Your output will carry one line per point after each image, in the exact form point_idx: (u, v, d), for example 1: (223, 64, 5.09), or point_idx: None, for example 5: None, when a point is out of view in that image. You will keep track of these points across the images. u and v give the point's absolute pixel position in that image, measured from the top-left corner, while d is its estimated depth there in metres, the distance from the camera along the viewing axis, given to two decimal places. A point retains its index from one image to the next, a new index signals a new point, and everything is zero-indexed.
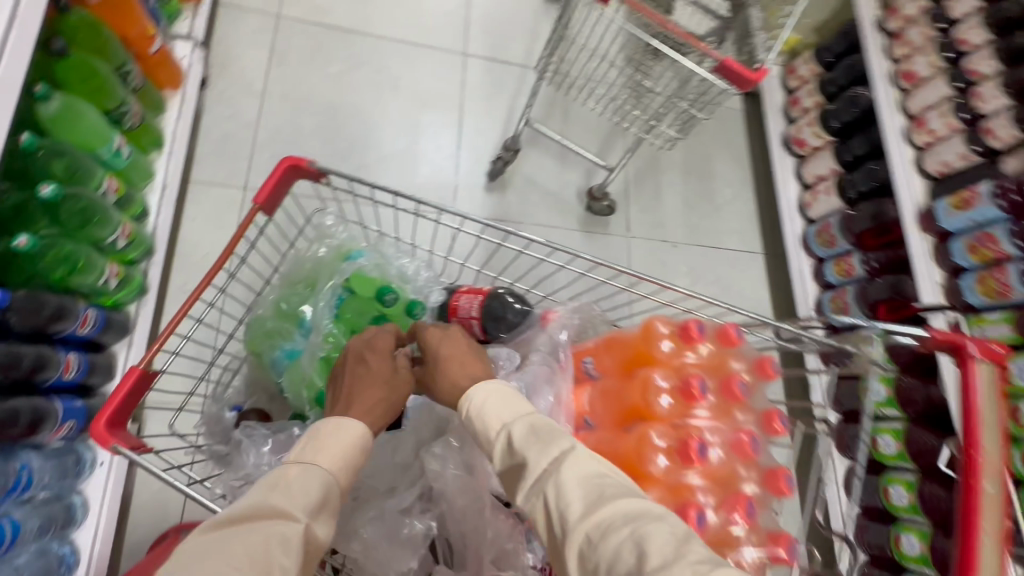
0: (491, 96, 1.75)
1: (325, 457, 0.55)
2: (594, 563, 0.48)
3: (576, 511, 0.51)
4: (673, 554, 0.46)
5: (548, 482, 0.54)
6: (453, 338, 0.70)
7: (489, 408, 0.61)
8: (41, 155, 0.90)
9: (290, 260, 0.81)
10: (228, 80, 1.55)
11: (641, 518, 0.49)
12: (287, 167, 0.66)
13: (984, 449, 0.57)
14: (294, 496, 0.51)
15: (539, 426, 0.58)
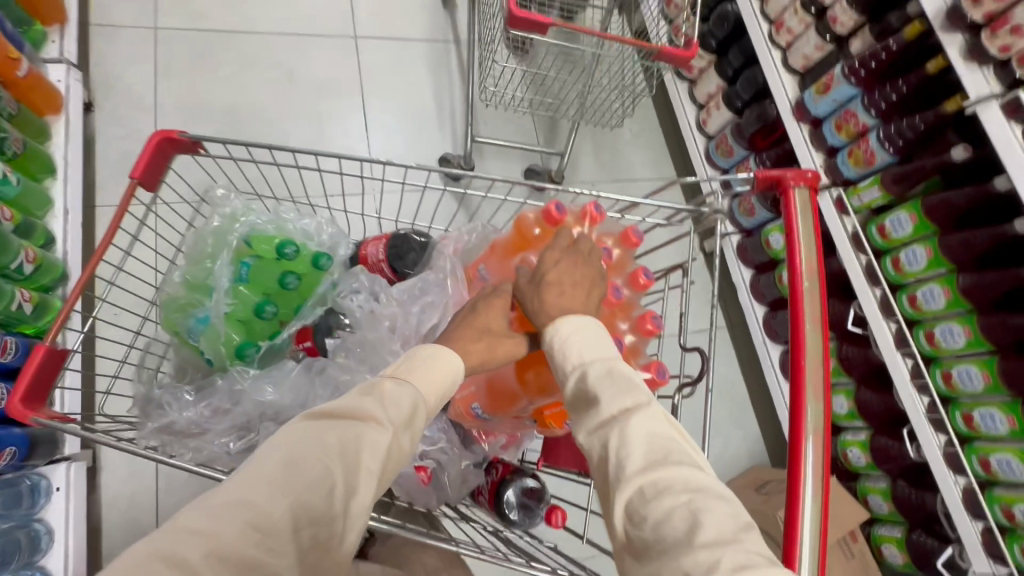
0: (389, 75, 1.77)
1: (421, 384, 0.63)
2: (640, 518, 0.50)
3: (635, 466, 0.52)
4: (730, 534, 0.47)
5: (614, 430, 0.56)
6: (568, 274, 0.72)
7: (570, 346, 0.63)
8: None
9: (189, 238, 0.82)
10: (118, 103, 1.53)
11: (704, 495, 0.49)
12: (160, 141, 0.70)
13: (803, 257, 0.65)
14: (392, 409, 0.59)
15: (616, 372, 0.60)
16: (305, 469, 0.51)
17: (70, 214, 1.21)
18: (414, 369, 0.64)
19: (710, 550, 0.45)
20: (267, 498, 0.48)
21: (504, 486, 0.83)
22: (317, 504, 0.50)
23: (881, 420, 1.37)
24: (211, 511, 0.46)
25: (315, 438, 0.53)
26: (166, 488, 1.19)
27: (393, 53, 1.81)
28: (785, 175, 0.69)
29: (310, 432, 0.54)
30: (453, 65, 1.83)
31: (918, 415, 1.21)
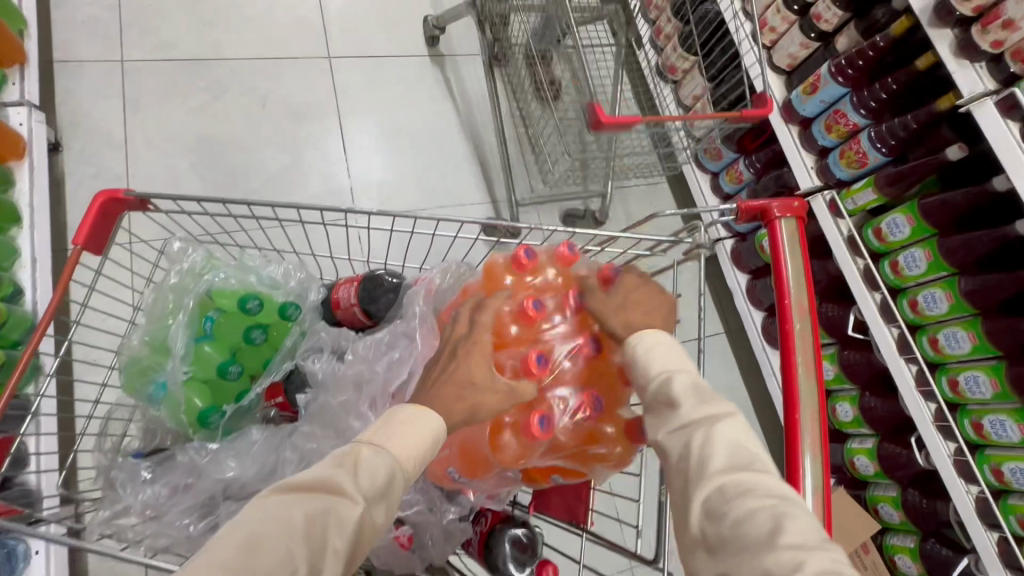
0: (365, 94, 1.73)
1: (399, 448, 0.58)
2: (720, 521, 0.49)
3: (718, 465, 0.53)
4: (807, 540, 0.45)
5: (699, 432, 0.55)
6: (633, 298, 0.72)
7: (646, 354, 0.64)
8: None
9: (148, 295, 0.80)
10: (87, 140, 1.49)
11: (792, 508, 0.48)
12: (103, 203, 0.67)
13: (793, 294, 0.61)
14: (377, 477, 0.55)
15: (701, 387, 0.60)
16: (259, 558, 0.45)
17: (37, 263, 1.17)
18: (390, 434, 0.58)
19: (794, 551, 0.44)
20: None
21: (494, 538, 0.80)
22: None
23: (883, 425, 1.33)
24: None
25: (277, 519, 0.48)
26: None
27: (368, 72, 1.77)
28: (770, 205, 0.65)
29: (279, 506, 0.49)
30: (430, 80, 1.78)
31: (924, 424, 1.17)
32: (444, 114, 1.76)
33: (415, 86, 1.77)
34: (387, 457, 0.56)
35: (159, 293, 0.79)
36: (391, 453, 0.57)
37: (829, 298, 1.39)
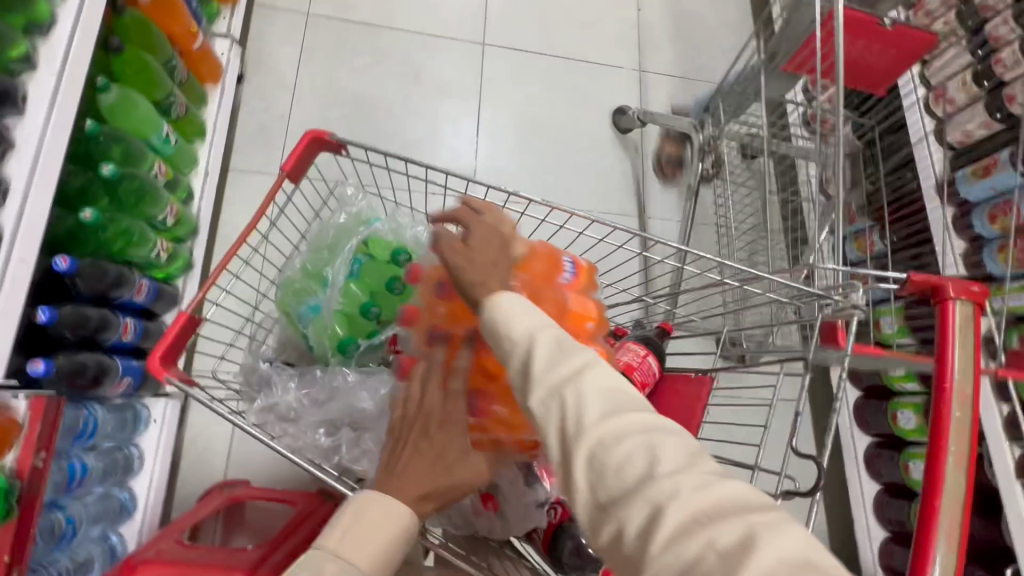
0: (509, 86, 1.81)
1: (361, 556, 0.57)
2: (604, 466, 0.47)
3: (593, 417, 0.49)
4: (687, 465, 0.45)
5: (568, 390, 0.51)
6: (488, 256, 0.64)
7: (515, 316, 0.58)
8: (102, 142, 1.00)
9: (315, 229, 0.92)
10: (264, 78, 1.67)
11: (656, 433, 0.47)
12: (309, 139, 0.77)
13: (956, 381, 0.61)
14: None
15: (564, 342, 0.55)
16: None
17: (210, 176, 1.33)
18: (350, 537, 0.58)
19: (671, 480, 0.44)
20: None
21: (562, 533, 0.83)
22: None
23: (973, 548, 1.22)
24: None
25: None
26: (239, 437, 1.29)
27: (517, 66, 1.84)
28: (946, 285, 0.65)
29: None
30: (569, 86, 1.86)
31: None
32: (576, 120, 1.82)
33: (559, 87, 1.85)
34: (345, 568, 0.56)
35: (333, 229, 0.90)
36: (354, 570, 0.56)
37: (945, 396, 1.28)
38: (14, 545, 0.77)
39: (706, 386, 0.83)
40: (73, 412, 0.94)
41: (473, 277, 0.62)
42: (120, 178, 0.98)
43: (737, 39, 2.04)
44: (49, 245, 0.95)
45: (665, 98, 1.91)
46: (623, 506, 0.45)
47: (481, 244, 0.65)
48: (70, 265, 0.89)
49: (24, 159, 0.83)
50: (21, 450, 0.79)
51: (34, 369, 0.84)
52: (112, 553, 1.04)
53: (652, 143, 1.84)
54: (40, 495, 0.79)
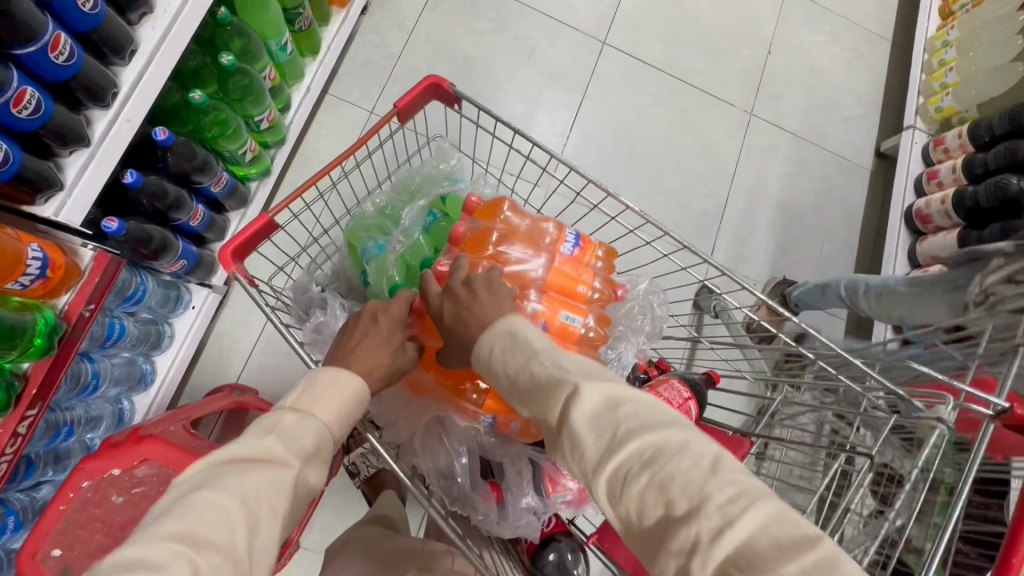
0: (616, 91, 1.77)
1: (325, 409, 0.57)
2: (624, 509, 0.45)
3: (595, 458, 0.47)
4: (700, 497, 0.42)
5: (564, 435, 0.50)
6: (472, 302, 0.62)
7: (497, 358, 0.57)
8: (226, 32, 1.02)
9: (401, 173, 0.91)
10: (385, 15, 1.67)
11: (660, 458, 0.45)
12: (429, 84, 0.77)
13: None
14: (327, 429, 0.56)
15: (541, 372, 0.54)
16: (210, 505, 0.46)
17: (310, 94, 1.34)
18: (315, 397, 0.57)
19: (689, 527, 0.42)
20: (202, 529, 0.44)
21: (551, 545, 0.80)
22: (253, 531, 0.47)
23: None
24: (166, 536, 0.43)
25: (225, 480, 0.48)
26: (261, 347, 1.32)
27: (631, 74, 1.80)
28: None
29: (226, 464, 0.50)
30: (675, 108, 1.80)
31: None
32: (672, 144, 1.77)
33: (665, 107, 1.80)
34: (314, 421, 0.56)
35: (433, 178, 0.88)
36: (316, 419, 0.56)
37: None
38: (43, 380, 0.80)
39: (743, 448, 0.80)
40: (128, 276, 0.97)
41: (459, 321, 0.62)
42: (234, 71, 0.99)
43: (861, 110, 1.94)
44: (152, 114, 0.97)
45: (767, 148, 1.84)
46: (655, 552, 0.44)
47: (451, 303, 0.63)
48: (168, 139, 0.91)
49: (158, 25, 0.85)
50: (76, 295, 0.82)
51: (108, 225, 0.86)
52: (120, 417, 1.08)
53: (741, 190, 1.79)
54: (78, 342, 0.83)
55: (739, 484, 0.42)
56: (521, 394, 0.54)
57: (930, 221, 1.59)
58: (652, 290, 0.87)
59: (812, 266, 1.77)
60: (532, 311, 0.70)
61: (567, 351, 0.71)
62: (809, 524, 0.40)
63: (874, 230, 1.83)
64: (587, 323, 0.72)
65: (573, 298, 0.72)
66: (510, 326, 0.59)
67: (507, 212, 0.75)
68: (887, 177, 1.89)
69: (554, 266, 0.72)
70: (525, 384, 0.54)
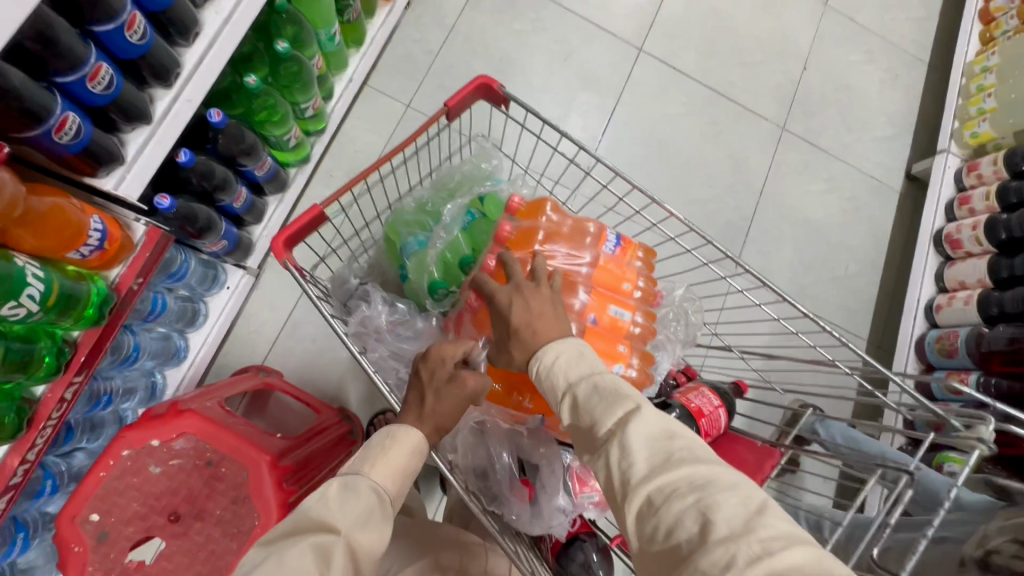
0: (649, 98, 1.78)
1: (376, 469, 0.59)
2: (653, 526, 0.48)
3: (641, 474, 0.50)
4: (744, 527, 0.44)
5: (613, 442, 0.53)
6: (541, 309, 0.64)
7: (560, 367, 0.60)
8: (281, 19, 1.03)
9: (442, 170, 0.93)
10: (427, 11, 1.69)
11: (709, 488, 0.47)
12: (479, 84, 0.78)
13: None
14: (378, 491, 0.58)
15: (603, 386, 0.57)
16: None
17: (352, 84, 1.36)
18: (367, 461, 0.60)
19: (725, 547, 0.44)
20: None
21: (576, 544, 0.83)
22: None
23: None
24: None
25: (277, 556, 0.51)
26: (288, 331, 1.34)
27: (665, 82, 1.80)
28: None
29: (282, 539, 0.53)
30: (708, 119, 1.81)
31: None
32: (702, 154, 1.78)
33: (698, 117, 1.80)
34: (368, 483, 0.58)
35: (472, 177, 0.90)
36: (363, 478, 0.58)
37: None
38: (91, 349, 0.82)
39: (773, 457, 0.81)
40: (173, 253, 0.99)
41: (522, 331, 0.63)
42: (287, 58, 1.01)
43: (893, 132, 1.93)
44: (206, 96, 0.99)
45: (797, 164, 1.84)
46: (676, 571, 0.46)
47: (515, 296, 0.64)
48: (221, 122, 0.92)
49: (221, 10, 0.87)
50: (127, 268, 0.84)
51: (161, 203, 0.88)
52: (153, 390, 1.10)
53: (769, 204, 1.79)
54: (126, 313, 0.85)
55: (784, 528, 0.45)
56: (579, 403, 0.57)
57: (960, 246, 1.58)
58: (687, 298, 0.89)
59: (835, 284, 1.77)
60: (580, 307, 0.71)
61: (620, 344, 0.72)
62: (842, 572, 0.43)
63: (900, 252, 1.83)
64: (634, 318, 0.74)
65: (618, 294, 0.74)
66: (579, 343, 0.62)
67: (549, 213, 0.75)
68: (916, 199, 1.88)
69: (598, 265, 0.73)
70: (585, 394, 0.57)
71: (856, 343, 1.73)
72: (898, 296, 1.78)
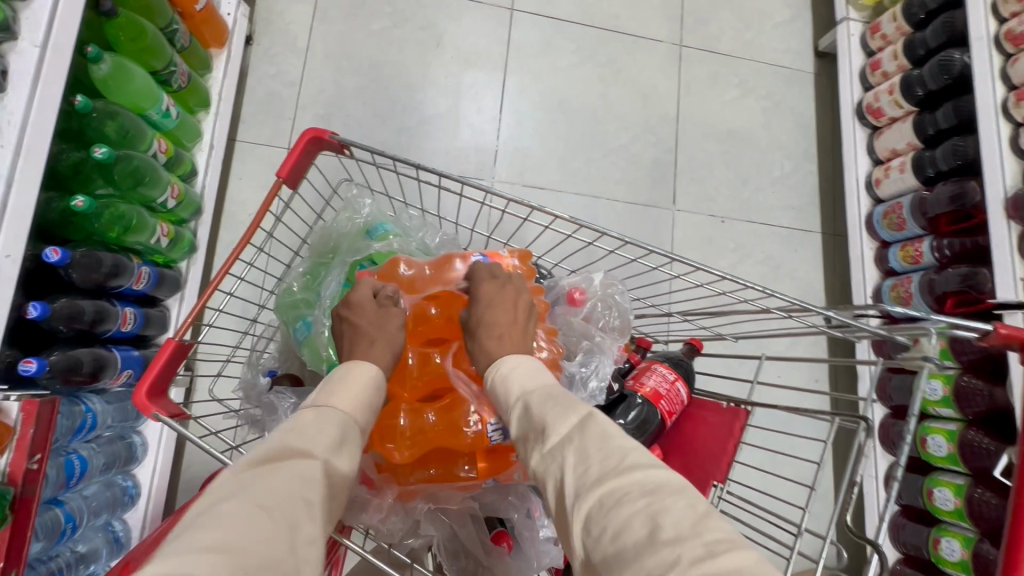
0: (535, 57, 1.67)
1: (347, 402, 0.57)
2: (600, 528, 0.44)
3: (593, 475, 0.47)
4: (691, 531, 0.41)
5: (569, 446, 0.50)
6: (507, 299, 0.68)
7: (515, 377, 0.60)
8: (93, 119, 0.92)
9: (317, 232, 0.85)
10: (275, 40, 1.54)
11: (659, 491, 0.44)
12: (309, 139, 0.70)
13: None
14: (306, 437, 0.51)
15: (556, 396, 0.56)
16: (237, 512, 0.41)
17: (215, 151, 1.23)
18: (330, 391, 0.57)
19: (672, 548, 0.40)
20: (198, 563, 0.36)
21: None
22: (286, 538, 0.41)
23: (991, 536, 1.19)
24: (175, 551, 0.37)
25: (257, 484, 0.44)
26: None
27: (547, 34, 1.69)
28: None
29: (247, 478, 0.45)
30: (602, 60, 1.71)
31: None
32: (608, 98, 1.69)
33: (590, 60, 1.70)
34: (333, 414, 0.55)
35: (345, 232, 0.82)
36: (336, 409, 0.55)
37: (979, 424, 1.24)
38: (10, 548, 0.75)
39: (740, 417, 0.77)
40: (71, 408, 0.91)
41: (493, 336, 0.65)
42: (113, 159, 0.90)
43: (790, 13, 1.85)
44: (41, 230, 0.89)
45: (705, 76, 1.76)
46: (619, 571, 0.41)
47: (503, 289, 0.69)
48: (63, 257, 0.83)
49: (6, 141, 0.76)
50: (15, 453, 0.76)
51: (28, 367, 0.80)
52: (117, 542, 1.04)
53: (688, 126, 1.72)
54: (36, 497, 0.77)
55: (728, 532, 0.41)
56: (533, 408, 0.56)
57: (882, 114, 1.53)
58: (608, 283, 0.82)
59: (775, 186, 1.73)
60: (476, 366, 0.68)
61: None
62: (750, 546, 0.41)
63: (830, 135, 1.78)
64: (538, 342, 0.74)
65: None
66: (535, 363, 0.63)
67: (405, 271, 0.73)
68: (832, 74, 1.82)
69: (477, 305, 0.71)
70: (537, 405, 0.56)
71: (811, 237, 1.71)
72: (839, 177, 1.75)
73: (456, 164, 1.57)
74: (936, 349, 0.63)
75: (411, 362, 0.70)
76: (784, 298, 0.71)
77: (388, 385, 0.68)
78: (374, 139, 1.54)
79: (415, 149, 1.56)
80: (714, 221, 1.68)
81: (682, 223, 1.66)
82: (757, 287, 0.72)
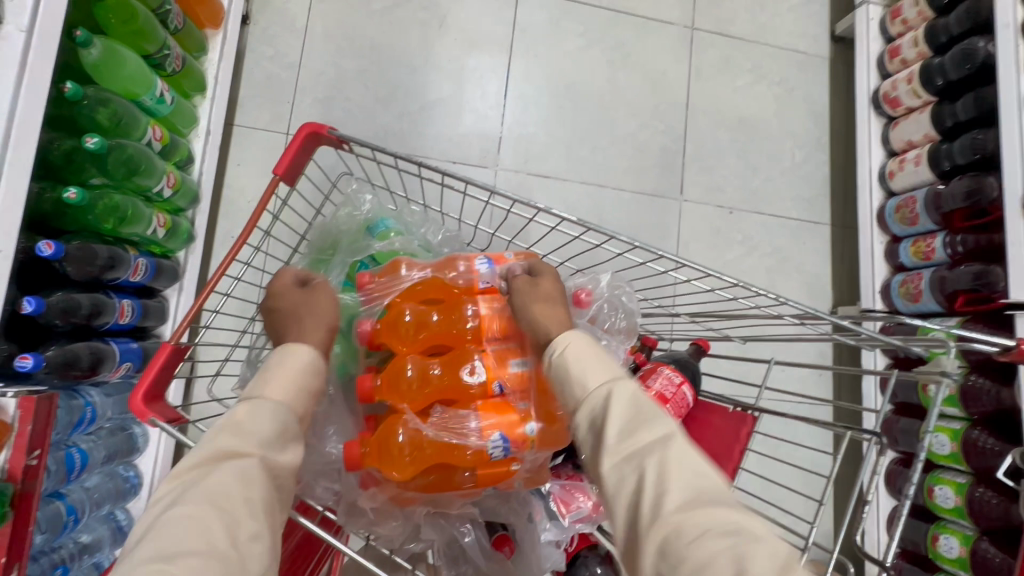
0: (541, 39, 1.61)
1: (279, 391, 0.57)
2: (677, 558, 0.44)
3: (672, 505, 0.46)
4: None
5: (648, 463, 0.49)
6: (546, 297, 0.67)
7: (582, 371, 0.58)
8: (85, 106, 0.89)
9: (317, 227, 0.83)
10: (272, 20, 1.49)
11: (744, 536, 0.43)
12: (308, 133, 0.68)
13: None
14: (240, 436, 0.52)
15: (642, 401, 0.54)
16: (181, 526, 0.46)
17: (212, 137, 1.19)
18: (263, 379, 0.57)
19: None
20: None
21: (579, 562, 0.78)
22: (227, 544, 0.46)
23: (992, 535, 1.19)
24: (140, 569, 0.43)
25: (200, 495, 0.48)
26: None
27: (554, 15, 1.63)
28: None
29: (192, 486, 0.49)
30: (610, 43, 1.65)
31: None
32: (617, 83, 1.64)
33: (598, 43, 1.64)
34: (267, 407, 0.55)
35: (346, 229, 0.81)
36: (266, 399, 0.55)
37: (984, 424, 1.23)
38: (11, 543, 0.75)
39: (747, 422, 0.77)
40: (69, 402, 0.90)
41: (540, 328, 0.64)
42: (105, 149, 0.87)
43: None
44: (35, 222, 0.86)
45: (717, 61, 1.70)
46: None
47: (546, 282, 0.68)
48: (57, 251, 0.81)
49: None
50: (14, 450, 0.75)
51: (23, 364, 0.79)
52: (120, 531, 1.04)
53: (698, 113, 1.67)
54: (36, 493, 0.77)
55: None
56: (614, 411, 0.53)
57: (899, 104, 1.48)
58: (616, 284, 0.80)
59: (785, 176, 1.68)
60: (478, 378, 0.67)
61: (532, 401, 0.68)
62: None
63: (843, 123, 1.73)
64: None
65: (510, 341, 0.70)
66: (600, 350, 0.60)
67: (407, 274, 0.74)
68: (848, 60, 1.76)
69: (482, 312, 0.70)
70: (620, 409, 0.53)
71: (820, 229, 1.68)
72: (851, 168, 1.71)
73: (460, 151, 1.53)
74: (955, 363, 0.61)
75: (411, 373, 0.66)
76: (797, 305, 0.69)
77: (385, 395, 0.66)
78: (376, 124, 1.50)
79: (417, 134, 1.52)
80: (721, 212, 1.64)
81: (689, 214, 1.62)
82: (769, 294, 0.71)
